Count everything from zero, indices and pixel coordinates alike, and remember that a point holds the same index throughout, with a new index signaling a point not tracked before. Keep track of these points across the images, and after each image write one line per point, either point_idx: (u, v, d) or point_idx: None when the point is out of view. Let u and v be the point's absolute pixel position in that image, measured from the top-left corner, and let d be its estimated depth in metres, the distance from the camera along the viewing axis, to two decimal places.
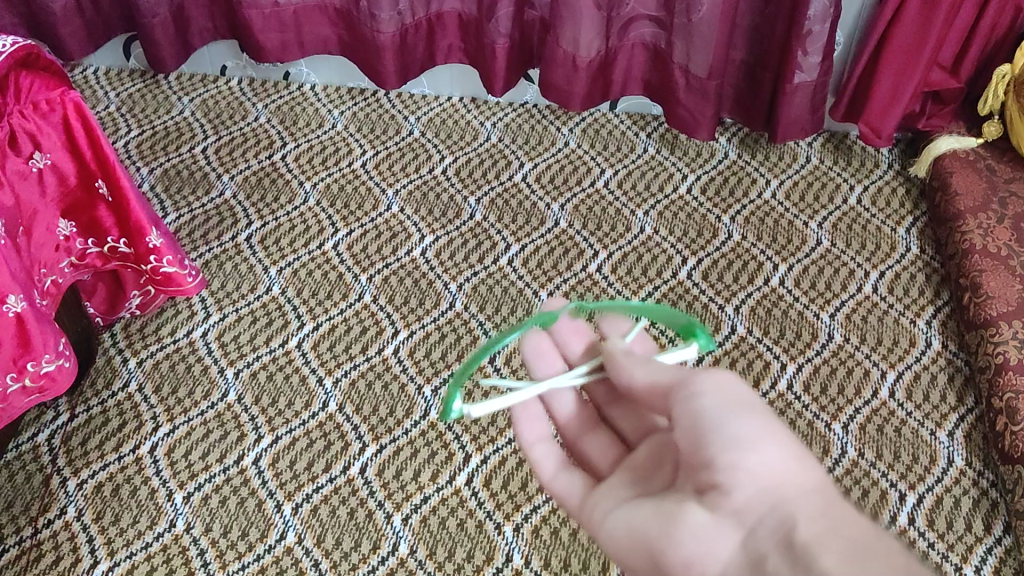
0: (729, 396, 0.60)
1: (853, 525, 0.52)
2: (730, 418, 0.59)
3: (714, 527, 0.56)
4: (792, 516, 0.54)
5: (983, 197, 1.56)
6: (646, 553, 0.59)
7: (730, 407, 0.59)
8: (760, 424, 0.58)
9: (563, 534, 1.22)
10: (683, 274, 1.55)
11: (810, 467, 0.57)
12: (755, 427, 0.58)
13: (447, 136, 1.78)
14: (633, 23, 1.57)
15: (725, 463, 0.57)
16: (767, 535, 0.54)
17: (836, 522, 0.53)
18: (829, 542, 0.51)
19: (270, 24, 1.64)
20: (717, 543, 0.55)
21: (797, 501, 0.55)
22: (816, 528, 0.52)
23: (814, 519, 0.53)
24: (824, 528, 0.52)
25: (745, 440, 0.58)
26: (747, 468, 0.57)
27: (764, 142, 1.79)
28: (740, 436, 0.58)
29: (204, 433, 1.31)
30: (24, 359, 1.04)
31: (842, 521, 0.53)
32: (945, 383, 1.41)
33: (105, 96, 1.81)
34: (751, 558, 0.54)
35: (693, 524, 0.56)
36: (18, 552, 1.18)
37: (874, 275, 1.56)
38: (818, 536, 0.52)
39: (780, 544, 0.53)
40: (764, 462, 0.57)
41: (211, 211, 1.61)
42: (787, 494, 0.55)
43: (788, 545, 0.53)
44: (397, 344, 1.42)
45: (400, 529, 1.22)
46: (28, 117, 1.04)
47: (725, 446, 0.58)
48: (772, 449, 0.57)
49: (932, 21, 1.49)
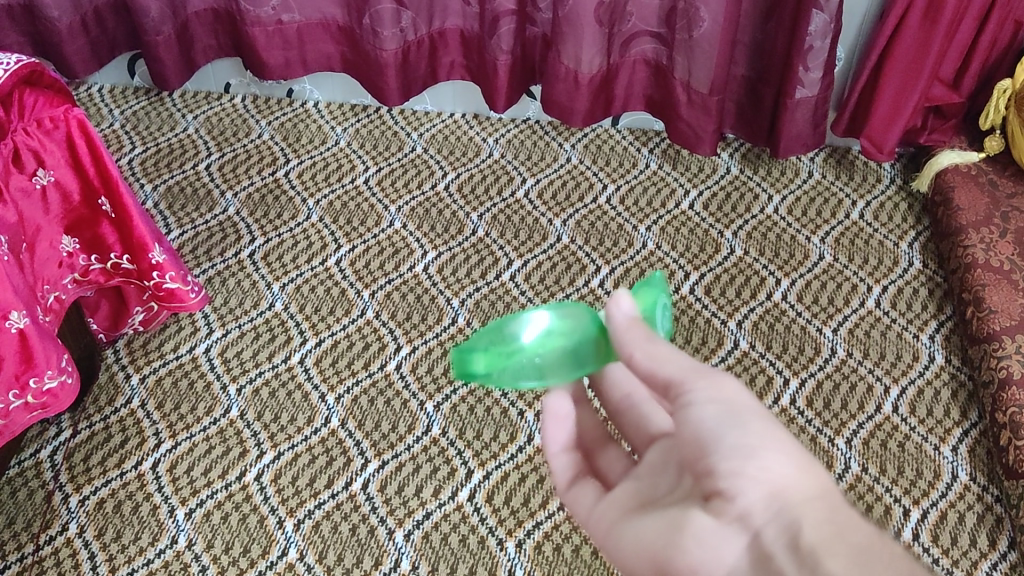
0: (728, 402, 0.54)
1: (862, 532, 0.48)
2: (732, 425, 0.53)
3: (720, 532, 0.51)
4: (796, 522, 0.49)
5: (985, 211, 1.55)
6: (653, 557, 0.54)
7: (731, 413, 0.54)
8: (763, 429, 0.53)
9: (566, 549, 1.21)
10: (685, 289, 1.55)
11: (821, 472, 0.53)
12: (763, 431, 0.53)
13: (450, 152, 1.78)
14: (634, 39, 1.58)
15: (727, 471, 0.52)
16: (773, 539, 0.50)
17: (845, 528, 0.48)
18: (835, 547, 0.47)
19: (273, 41, 1.65)
20: (725, 549, 0.51)
21: (805, 507, 0.50)
22: (824, 535, 0.48)
23: (821, 525, 0.49)
24: (833, 534, 0.48)
25: (742, 445, 0.52)
26: (754, 474, 0.52)
27: (766, 157, 1.79)
28: (739, 440, 0.53)
29: (207, 449, 1.31)
30: (26, 375, 1.04)
31: (855, 528, 0.48)
32: (949, 398, 1.41)
33: (110, 113, 1.82)
34: (755, 563, 0.50)
35: (698, 531, 0.52)
36: (19, 569, 1.17)
37: (877, 289, 1.56)
38: (825, 541, 0.48)
39: (787, 548, 0.49)
40: (771, 467, 0.52)
41: (214, 227, 1.62)
42: (793, 499, 0.51)
43: (794, 551, 0.48)
44: (399, 360, 1.42)
45: (402, 545, 1.21)
46: (32, 135, 1.05)
47: (727, 454, 0.53)
48: (781, 453, 0.52)
49: (932, 36, 1.49)
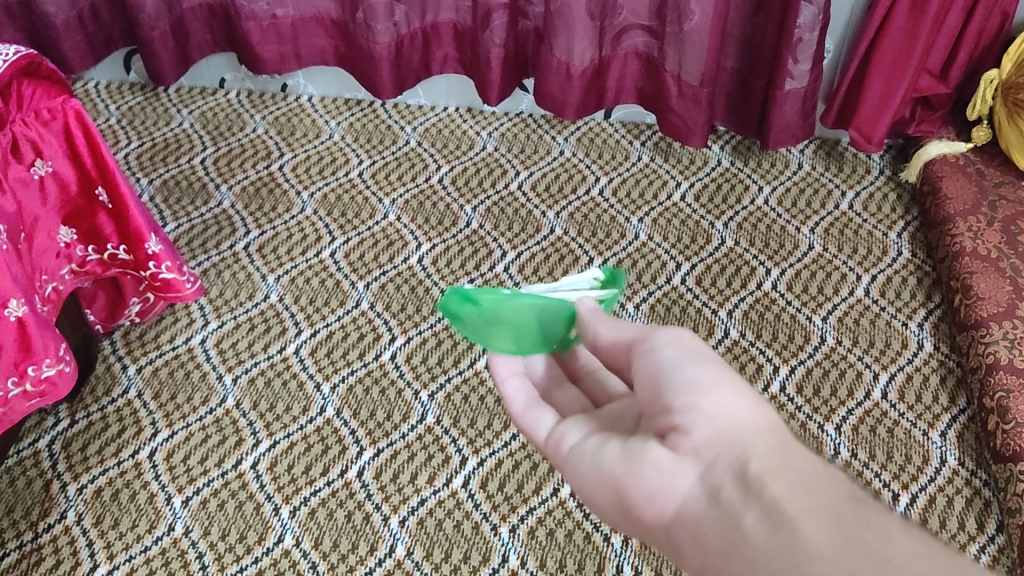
0: (688, 350, 0.54)
1: (811, 462, 0.46)
2: (690, 367, 0.53)
3: (672, 463, 0.49)
4: (746, 452, 0.47)
5: (973, 201, 1.58)
6: (612, 490, 0.52)
7: (688, 356, 0.54)
8: (721, 372, 0.52)
9: (559, 534, 1.23)
10: (676, 280, 1.57)
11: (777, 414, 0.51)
12: (718, 370, 0.52)
13: (443, 146, 1.80)
14: (626, 32, 1.60)
15: (681, 406, 0.51)
16: (723, 469, 0.47)
17: (795, 460, 0.46)
18: (782, 475, 0.45)
19: (268, 36, 1.67)
20: (678, 479, 0.49)
21: (755, 439, 0.48)
22: (771, 463, 0.46)
23: (768, 455, 0.47)
24: (781, 464, 0.46)
25: (696, 382, 0.52)
26: (706, 409, 0.50)
27: (756, 149, 1.81)
28: (693, 377, 0.52)
29: (203, 438, 1.32)
30: (25, 363, 1.05)
31: (805, 460, 0.46)
32: (937, 384, 1.42)
33: (105, 108, 1.83)
34: (705, 493, 0.47)
35: (653, 462, 0.50)
36: (18, 557, 1.19)
37: (866, 279, 1.58)
38: (771, 468, 0.46)
39: (734, 477, 0.46)
40: (723, 402, 0.50)
41: (209, 220, 1.63)
42: (743, 432, 0.49)
43: (742, 479, 0.46)
44: (394, 350, 1.44)
45: (398, 531, 1.23)
46: (30, 125, 1.06)
47: (681, 390, 0.52)
48: (735, 390, 0.51)
49: (920, 27, 1.51)
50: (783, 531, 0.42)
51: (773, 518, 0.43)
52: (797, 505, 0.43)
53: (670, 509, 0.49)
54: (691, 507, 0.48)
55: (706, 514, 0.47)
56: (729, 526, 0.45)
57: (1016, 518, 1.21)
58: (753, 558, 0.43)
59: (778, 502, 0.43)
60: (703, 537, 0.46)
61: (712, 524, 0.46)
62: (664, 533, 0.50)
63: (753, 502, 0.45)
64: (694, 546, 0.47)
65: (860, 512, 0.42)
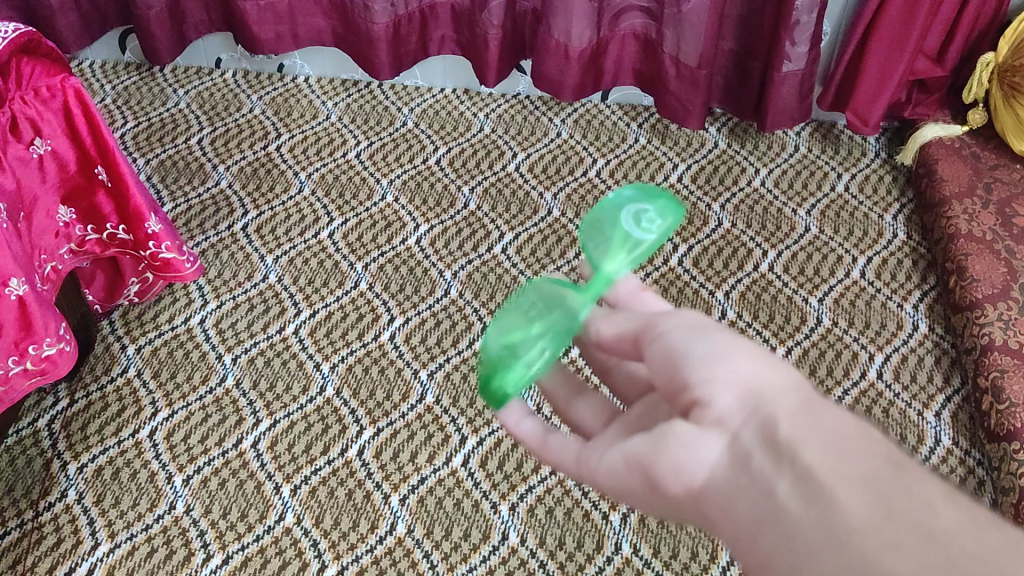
0: (691, 320, 0.47)
1: (842, 419, 0.40)
2: (698, 335, 0.45)
3: (693, 433, 0.43)
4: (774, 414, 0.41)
5: (968, 182, 1.59)
6: (636, 478, 0.45)
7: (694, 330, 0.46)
8: (727, 337, 0.45)
9: (558, 513, 1.24)
10: (674, 261, 1.57)
11: (795, 371, 0.45)
12: (727, 335, 0.45)
13: (440, 127, 1.80)
14: (624, 13, 1.59)
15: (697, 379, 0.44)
16: (750, 436, 0.41)
17: (826, 417, 0.40)
18: (815, 437, 0.39)
19: (264, 15, 1.66)
20: (702, 450, 0.42)
21: (781, 397, 0.42)
22: (803, 424, 0.40)
23: (796, 415, 0.41)
24: (812, 424, 0.40)
25: (713, 349, 0.45)
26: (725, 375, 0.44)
27: (753, 132, 1.81)
28: (707, 347, 0.45)
29: (203, 417, 1.32)
30: (26, 342, 1.05)
31: (836, 417, 0.40)
32: (932, 364, 1.44)
33: (101, 88, 1.82)
34: (734, 463, 0.41)
35: (677, 436, 0.43)
36: (19, 535, 1.19)
37: (862, 260, 1.59)
38: (805, 430, 0.40)
39: (764, 444, 0.40)
40: (742, 365, 0.44)
41: (206, 201, 1.63)
42: (766, 392, 0.42)
43: (771, 443, 0.40)
44: (393, 331, 1.44)
45: (398, 509, 1.24)
46: (29, 103, 1.05)
47: (696, 359, 0.44)
48: (750, 353, 0.45)
49: (917, 10, 1.51)
50: (820, 501, 0.37)
51: (810, 487, 0.38)
52: (835, 471, 0.37)
53: (697, 480, 0.42)
54: (721, 478, 0.41)
55: (736, 483, 0.41)
56: (766, 495, 0.39)
57: (1008, 496, 1.23)
58: (791, 534, 0.38)
59: (815, 471, 0.38)
60: (735, 510, 0.40)
61: (743, 496, 0.40)
62: (687, 507, 0.43)
63: (788, 469, 0.39)
64: (724, 518, 0.41)
65: (900, 478, 0.37)
